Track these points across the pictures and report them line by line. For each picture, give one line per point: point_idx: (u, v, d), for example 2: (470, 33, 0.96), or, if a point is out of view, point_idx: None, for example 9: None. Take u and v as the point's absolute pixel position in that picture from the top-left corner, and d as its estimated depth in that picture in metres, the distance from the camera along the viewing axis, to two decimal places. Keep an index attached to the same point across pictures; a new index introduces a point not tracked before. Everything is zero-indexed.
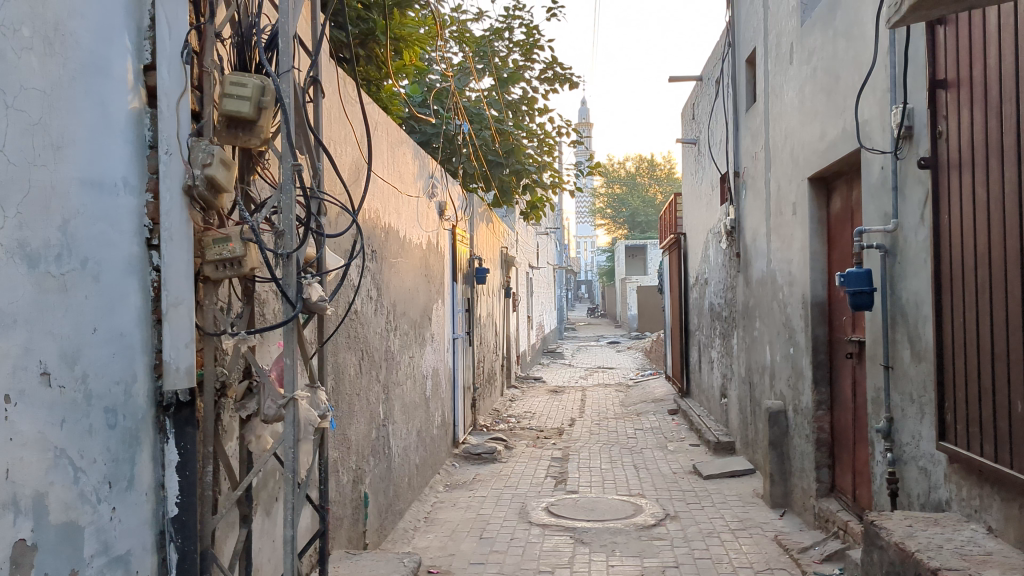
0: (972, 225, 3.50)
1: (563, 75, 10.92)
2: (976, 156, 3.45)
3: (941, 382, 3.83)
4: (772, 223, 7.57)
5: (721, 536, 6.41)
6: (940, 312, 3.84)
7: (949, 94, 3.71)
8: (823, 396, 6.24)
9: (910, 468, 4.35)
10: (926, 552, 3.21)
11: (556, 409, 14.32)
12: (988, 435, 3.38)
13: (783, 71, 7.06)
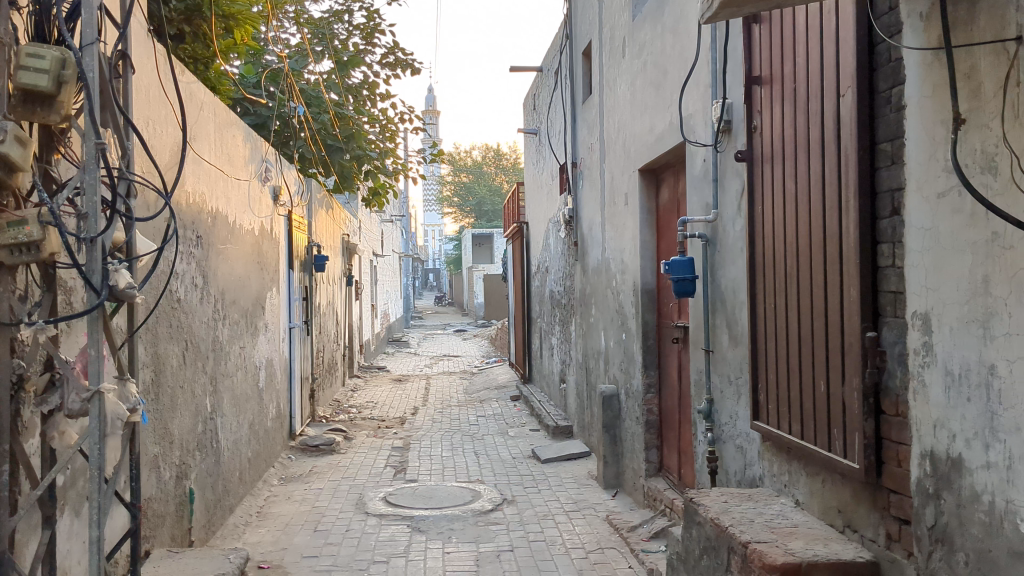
0: (783, 216, 3.66)
1: (405, 61, 10.78)
2: (787, 150, 3.61)
3: (756, 365, 4.02)
4: (607, 213, 7.76)
5: (556, 518, 6.54)
6: (755, 299, 4.02)
7: (763, 90, 3.88)
8: (651, 379, 6.46)
9: (729, 446, 4.55)
10: (738, 527, 3.33)
11: (398, 398, 14.24)
12: (796, 414, 3.56)
13: (617, 64, 7.22)
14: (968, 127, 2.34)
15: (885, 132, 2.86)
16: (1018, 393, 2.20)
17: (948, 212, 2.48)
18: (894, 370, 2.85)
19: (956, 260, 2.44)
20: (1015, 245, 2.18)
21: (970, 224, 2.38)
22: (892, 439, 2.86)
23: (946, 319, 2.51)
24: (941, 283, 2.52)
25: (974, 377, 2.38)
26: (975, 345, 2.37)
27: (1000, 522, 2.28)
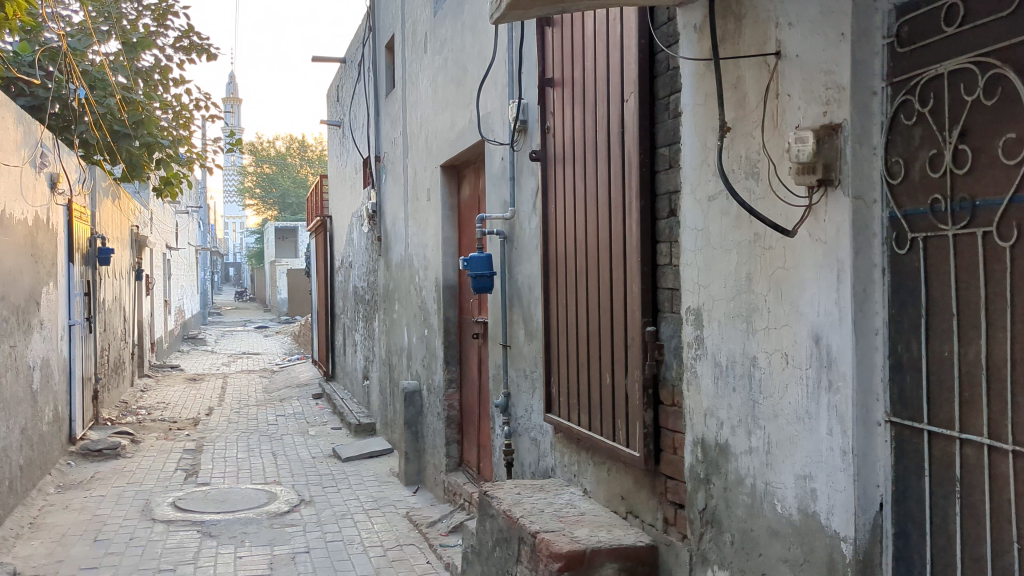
0: (572, 214, 3.77)
1: (200, 46, 10.27)
2: (576, 151, 3.72)
3: (548, 359, 4.12)
4: (409, 209, 7.75)
5: (355, 517, 6.47)
6: (548, 295, 4.12)
7: (555, 92, 3.97)
8: (452, 374, 6.51)
9: (524, 439, 4.66)
10: (528, 518, 3.38)
11: (192, 398, 13.62)
12: (584, 406, 3.68)
13: (419, 59, 7.21)
14: (735, 135, 2.50)
15: (664, 138, 3.01)
16: (775, 382, 2.37)
17: (717, 215, 2.64)
18: (671, 362, 3.01)
19: (723, 260, 2.61)
20: (773, 245, 2.36)
21: (735, 226, 2.54)
22: (669, 427, 3.02)
23: (715, 315, 2.67)
24: (711, 280, 2.68)
25: (738, 368, 2.55)
26: (739, 339, 2.54)
27: (759, 503, 2.46)
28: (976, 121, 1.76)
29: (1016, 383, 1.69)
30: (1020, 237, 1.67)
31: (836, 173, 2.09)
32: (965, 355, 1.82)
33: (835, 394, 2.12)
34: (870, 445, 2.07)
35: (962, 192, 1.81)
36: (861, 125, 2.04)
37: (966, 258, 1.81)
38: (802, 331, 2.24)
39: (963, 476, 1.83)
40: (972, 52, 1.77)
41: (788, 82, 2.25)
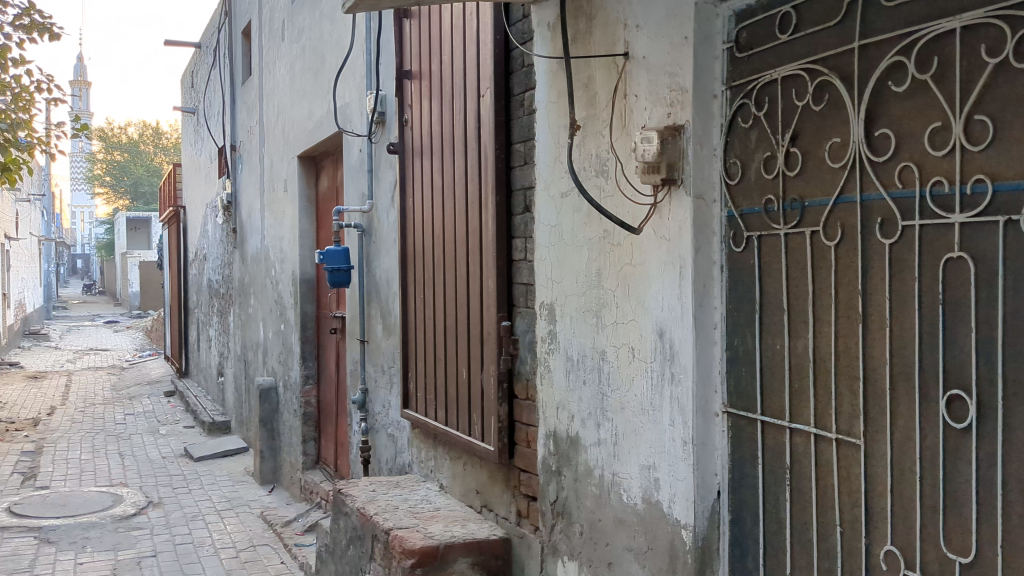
0: (430, 208, 3.75)
1: (41, 25, 9.69)
2: (434, 145, 3.69)
3: (406, 354, 4.08)
4: (266, 200, 7.54)
5: (206, 519, 6.26)
6: (405, 289, 4.07)
7: (413, 85, 3.93)
8: (310, 371, 6.37)
9: (381, 435, 4.61)
10: (381, 515, 3.34)
11: (31, 397, 12.84)
12: (441, 401, 3.67)
13: (276, 47, 7.02)
14: (586, 133, 2.54)
15: (518, 133, 3.03)
16: (622, 376, 2.43)
17: (570, 211, 2.68)
18: (525, 356, 3.03)
19: (575, 256, 2.65)
20: (622, 241, 2.41)
21: (586, 222, 2.59)
22: (522, 421, 3.05)
23: (567, 309, 2.71)
24: (564, 275, 2.72)
25: (589, 362, 2.59)
26: (589, 333, 2.59)
27: (607, 494, 2.51)
28: (805, 125, 1.85)
29: (839, 374, 1.79)
30: (844, 236, 1.77)
31: (679, 172, 2.15)
32: (795, 349, 1.91)
33: (677, 386, 2.18)
34: (709, 435, 2.14)
35: (793, 193, 1.90)
36: (702, 127, 2.11)
37: (797, 256, 1.90)
38: (647, 325, 2.30)
39: (792, 464, 1.91)
40: (802, 59, 1.86)
41: (635, 82, 2.30)
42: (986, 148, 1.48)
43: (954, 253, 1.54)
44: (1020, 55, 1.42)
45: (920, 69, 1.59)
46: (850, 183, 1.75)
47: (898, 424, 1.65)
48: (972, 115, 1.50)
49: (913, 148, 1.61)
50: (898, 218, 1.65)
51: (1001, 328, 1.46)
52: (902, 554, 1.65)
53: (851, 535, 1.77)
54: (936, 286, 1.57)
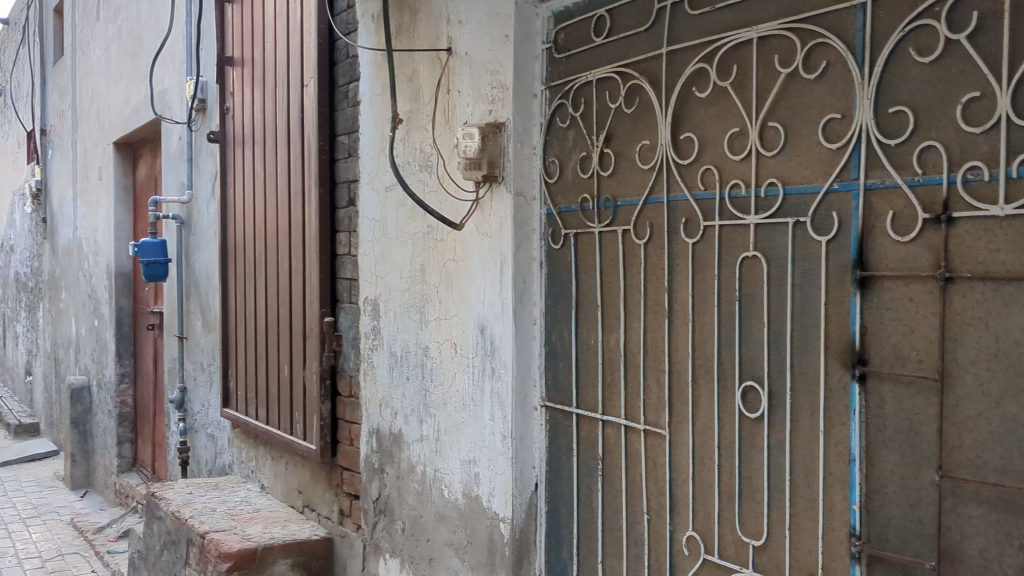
0: (252, 200, 3.63)
1: None
2: (256, 135, 3.58)
3: (226, 351, 3.93)
4: (79, 188, 7.11)
5: (8, 528, 5.83)
6: (225, 284, 3.93)
7: (234, 72, 3.79)
8: (125, 369, 6.04)
9: (200, 435, 4.43)
10: (198, 518, 3.21)
11: None
12: (262, 399, 3.56)
13: (90, 27, 6.63)
14: (409, 127, 2.53)
15: (343, 125, 2.98)
16: (444, 371, 2.42)
17: (394, 205, 2.66)
18: (348, 352, 2.98)
19: (399, 251, 2.63)
20: (444, 237, 2.40)
21: (410, 218, 2.57)
22: (345, 419, 3.00)
23: (391, 305, 2.68)
24: (389, 271, 2.69)
25: (412, 358, 2.57)
26: (413, 329, 2.57)
27: (429, 490, 2.50)
28: (618, 127, 1.91)
29: (647, 368, 1.85)
30: (652, 235, 1.83)
31: (500, 169, 2.16)
32: (607, 342, 1.97)
33: (497, 381, 2.19)
34: (527, 429, 2.16)
35: (606, 192, 1.95)
36: (522, 125, 2.13)
37: (609, 253, 1.95)
38: (468, 322, 2.30)
39: (603, 455, 1.97)
40: (615, 62, 1.91)
41: (458, 78, 2.30)
42: (779, 153, 1.56)
43: (749, 252, 1.62)
44: (808, 67, 1.51)
45: (722, 76, 1.66)
46: (658, 184, 1.81)
47: (699, 414, 1.73)
48: (766, 121, 1.58)
49: (715, 152, 1.68)
50: (700, 218, 1.72)
51: (789, 322, 1.55)
52: (702, 538, 1.73)
53: (657, 521, 1.83)
54: (734, 282, 1.65)
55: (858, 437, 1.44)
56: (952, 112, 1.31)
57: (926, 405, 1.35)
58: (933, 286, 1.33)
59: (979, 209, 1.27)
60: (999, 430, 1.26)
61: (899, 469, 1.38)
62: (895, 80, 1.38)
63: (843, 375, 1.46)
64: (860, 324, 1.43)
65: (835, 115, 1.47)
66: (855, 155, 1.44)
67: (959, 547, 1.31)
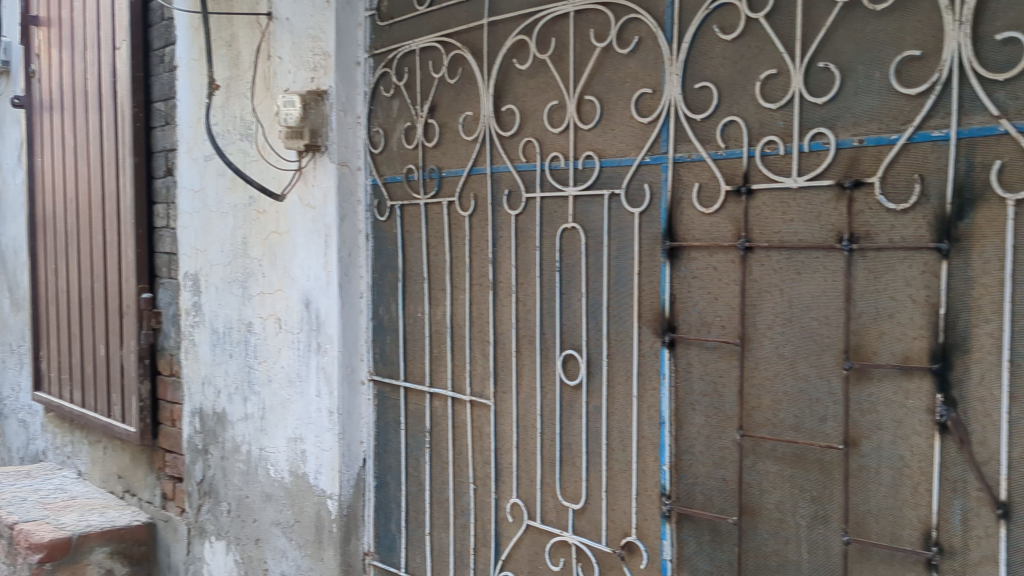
0: (61, 170, 3.41)
1: None
2: (65, 100, 3.35)
3: (36, 331, 3.69)
4: None
5: None
6: (34, 259, 3.67)
7: (39, 32, 3.53)
8: None
9: (10, 421, 4.15)
10: (5, 508, 3.00)
11: None
12: (77, 380, 3.36)
13: None
14: (229, 94, 2.43)
15: (159, 92, 2.83)
16: (269, 347, 2.35)
17: (213, 175, 2.55)
18: (168, 330, 2.86)
19: (220, 223, 2.53)
20: (266, 208, 2.32)
21: (231, 189, 2.47)
22: (167, 399, 2.88)
23: (213, 279, 2.58)
24: (209, 244, 2.58)
25: (234, 335, 2.49)
26: (236, 304, 2.48)
27: (254, 470, 2.44)
28: (442, 97, 1.90)
29: (472, 339, 1.86)
30: (477, 206, 1.83)
31: (323, 139, 2.10)
32: (434, 315, 1.96)
33: (323, 356, 2.14)
34: (354, 404, 2.13)
35: (431, 162, 1.94)
36: (345, 93, 2.09)
37: (434, 224, 1.94)
38: (292, 295, 2.24)
39: (430, 427, 1.97)
40: (437, 31, 1.89)
41: (278, 44, 2.22)
42: (596, 126, 1.59)
43: (568, 223, 1.65)
44: (621, 42, 1.54)
45: (540, 49, 1.68)
46: (482, 156, 1.81)
47: (523, 384, 1.75)
48: (583, 94, 1.61)
49: (535, 124, 1.70)
50: (522, 189, 1.73)
51: (606, 291, 1.59)
52: (525, 504, 1.76)
53: (483, 491, 1.85)
54: (554, 253, 1.68)
55: (667, 400, 1.49)
56: (751, 87, 1.37)
57: (728, 368, 1.41)
58: (736, 254, 1.39)
59: (776, 181, 1.33)
60: (792, 390, 1.33)
61: (706, 430, 1.45)
62: (701, 56, 1.43)
63: (655, 341, 1.52)
64: (670, 292, 1.48)
65: (647, 90, 1.51)
66: (665, 129, 1.48)
67: (757, 502, 1.38)
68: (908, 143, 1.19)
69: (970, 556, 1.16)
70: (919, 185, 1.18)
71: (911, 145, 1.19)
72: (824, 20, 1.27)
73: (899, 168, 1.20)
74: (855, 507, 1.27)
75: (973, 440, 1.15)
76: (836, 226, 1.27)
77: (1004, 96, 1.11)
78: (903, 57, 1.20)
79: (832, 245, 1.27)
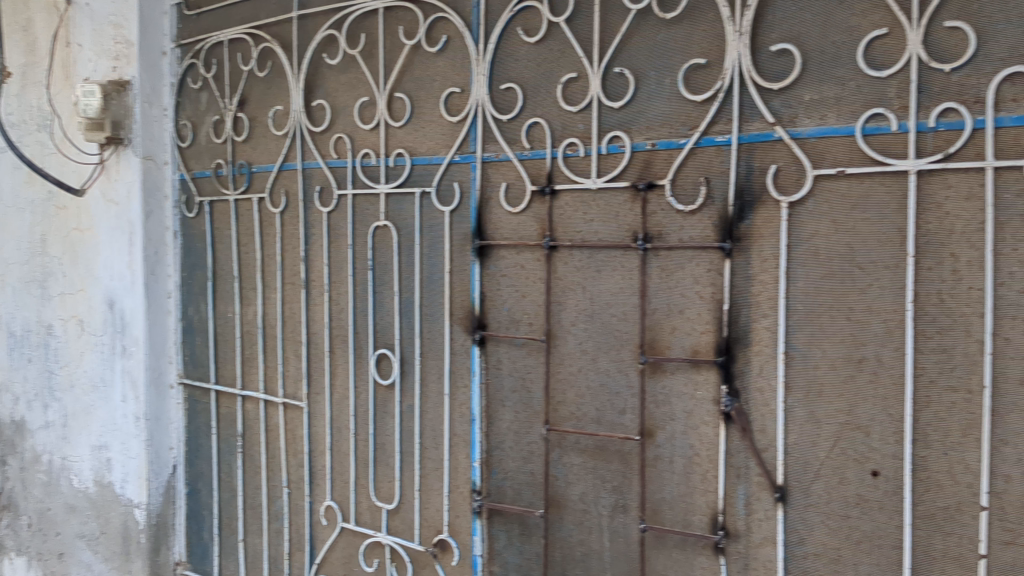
0: None
1: None
2: None
3: None
4: None
5: None
6: None
7: None
8: None
9: None
10: None
11: None
12: None
13: None
14: (24, 82, 2.27)
15: None
16: (70, 350, 2.21)
17: (9, 168, 2.39)
18: None
19: (16, 219, 2.36)
20: (66, 204, 2.18)
21: (28, 183, 2.31)
22: None
23: (8, 279, 2.41)
24: (4, 241, 2.41)
25: (33, 338, 2.34)
26: (34, 305, 2.33)
27: (56, 481, 2.30)
28: (252, 90, 1.84)
29: (285, 339, 1.82)
30: (288, 203, 1.79)
31: (126, 132, 2.00)
32: (245, 316, 1.90)
33: (128, 359, 2.04)
34: (163, 409, 2.05)
35: (241, 158, 1.88)
36: (150, 84, 2.00)
37: (245, 222, 1.88)
38: (95, 296, 2.12)
39: (243, 431, 1.91)
40: (246, 23, 1.84)
41: (77, 30, 2.10)
42: (406, 123, 1.59)
43: (380, 221, 1.64)
44: (430, 40, 1.54)
45: (350, 45, 1.66)
46: (293, 152, 1.77)
47: (336, 385, 1.73)
48: (393, 91, 1.60)
49: (346, 120, 1.68)
50: (333, 186, 1.70)
51: (417, 290, 1.59)
52: (339, 507, 1.73)
53: (297, 494, 1.81)
54: (366, 251, 1.66)
55: (477, 397, 1.51)
56: (553, 89, 1.40)
57: (535, 364, 1.44)
58: (540, 253, 1.42)
59: (577, 182, 1.37)
60: (594, 384, 1.37)
61: (514, 425, 1.47)
62: (506, 57, 1.45)
63: (465, 339, 1.53)
64: (480, 291, 1.50)
65: (455, 89, 1.51)
66: (473, 129, 1.49)
67: (562, 495, 1.42)
68: (695, 147, 1.25)
69: (752, 538, 1.23)
70: (705, 187, 1.25)
71: (698, 149, 1.25)
72: (620, 26, 1.31)
73: (687, 171, 1.26)
74: (651, 496, 1.32)
75: (754, 428, 1.22)
76: (631, 226, 1.32)
77: (779, 104, 1.18)
78: (690, 65, 1.25)
79: (629, 245, 1.32)
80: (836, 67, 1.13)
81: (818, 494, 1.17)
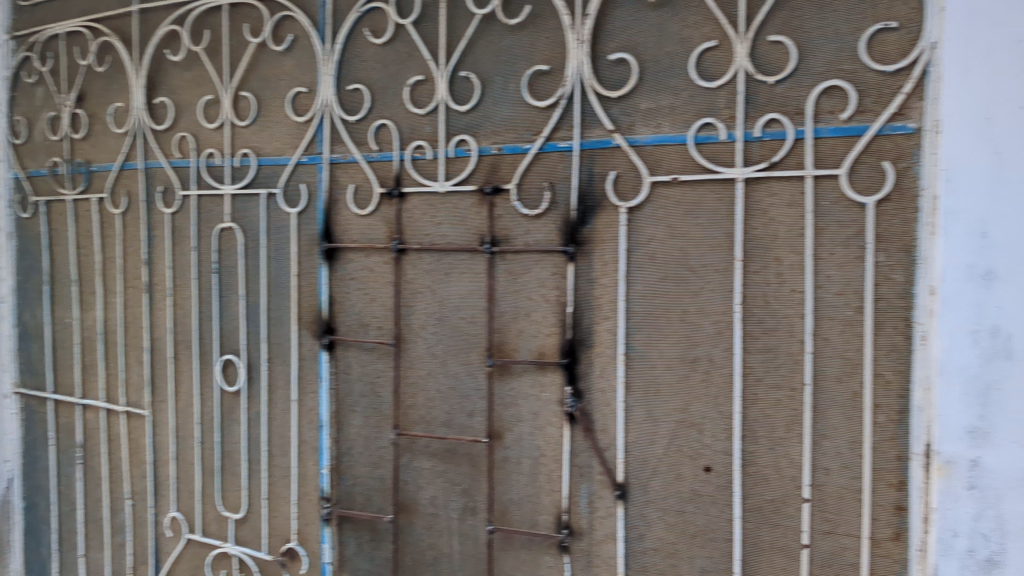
0: None
1: None
2: None
3: None
4: None
5: None
6: None
7: None
8: None
9: None
10: None
11: None
12: None
13: None
14: None
15: None
16: None
17: None
18: None
19: None
20: None
21: None
22: None
23: None
24: None
25: None
26: None
27: None
28: (91, 86, 1.76)
29: (128, 345, 1.75)
30: (129, 204, 1.72)
31: None
32: (85, 321, 1.82)
33: None
34: None
35: (79, 156, 1.80)
36: None
37: (84, 223, 1.80)
38: None
39: (83, 441, 1.83)
40: (84, 15, 1.76)
41: None
42: (252, 123, 1.55)
43: (225, 223, 1.59)
44: (276, 39, 1.51)
45: (194, 41, 1.61)
46: (134, 150, 1.70)
47: (181, 392, 1.67)
48: (239, 90, 1.56)
49: (191, 119, 1.62)
50: (178, 186, 1.65)
51: (265, 293, 1.55)
52: (185, 518, 1.68)
53: (140, 506, 1.75)
54: (211, 254, 1.62)
55: (327, 402, 1.49)
56: (400, 92, 1.39)
57: (384, 368, 1.43)
58: (389, 256, 1.41)
59: (424, 185, 1.37)
60: (444, 388, 1.38)
61: (364, 430, 1.45)
62: (353, 58, 1.43)
63: (314, 344, 1.50)
64: (329, 295, 1.48)
65: (302, 89, 1.49)
66: (321, 130, 1.47)
67: (412, 499, 1.41)
68: (539, 152, 1.27)
69: (595, 535, 1.25)
70: (548, 192, 1.27)
71: (542, 155, 1.27)
72: (465, 31, 1.32)
73: (532, 176, 1.28)
74: (499, 498, 1.33)
75: (596, 428, 1.25)
76: (479, 230, 1.33)
77: (617, 112, 1.21)
78: (533, 71, 1.27)
79: (476, 248, 1.33)
80: (670, 77, 1.17)
81: (655, 490, 1.20)
